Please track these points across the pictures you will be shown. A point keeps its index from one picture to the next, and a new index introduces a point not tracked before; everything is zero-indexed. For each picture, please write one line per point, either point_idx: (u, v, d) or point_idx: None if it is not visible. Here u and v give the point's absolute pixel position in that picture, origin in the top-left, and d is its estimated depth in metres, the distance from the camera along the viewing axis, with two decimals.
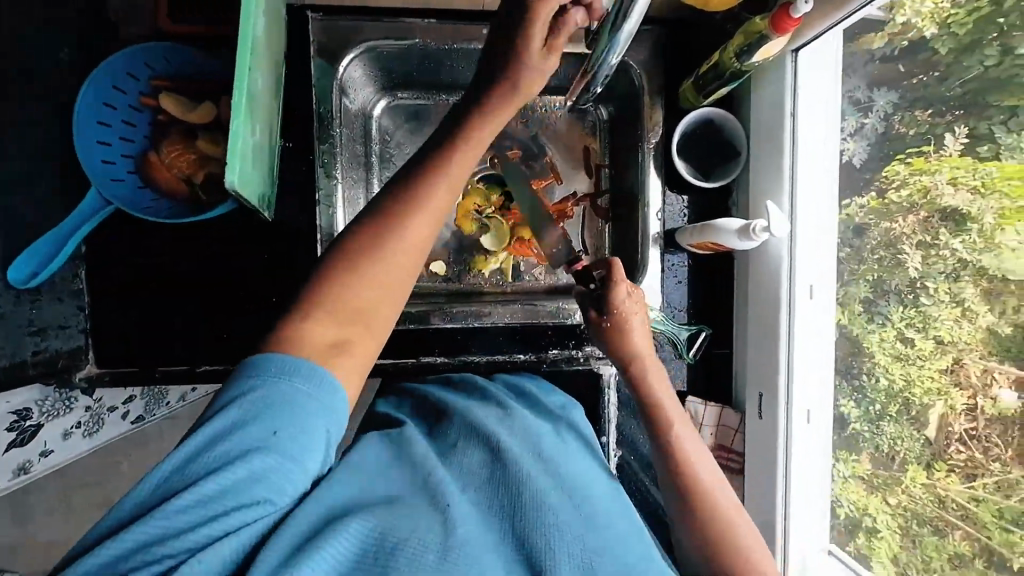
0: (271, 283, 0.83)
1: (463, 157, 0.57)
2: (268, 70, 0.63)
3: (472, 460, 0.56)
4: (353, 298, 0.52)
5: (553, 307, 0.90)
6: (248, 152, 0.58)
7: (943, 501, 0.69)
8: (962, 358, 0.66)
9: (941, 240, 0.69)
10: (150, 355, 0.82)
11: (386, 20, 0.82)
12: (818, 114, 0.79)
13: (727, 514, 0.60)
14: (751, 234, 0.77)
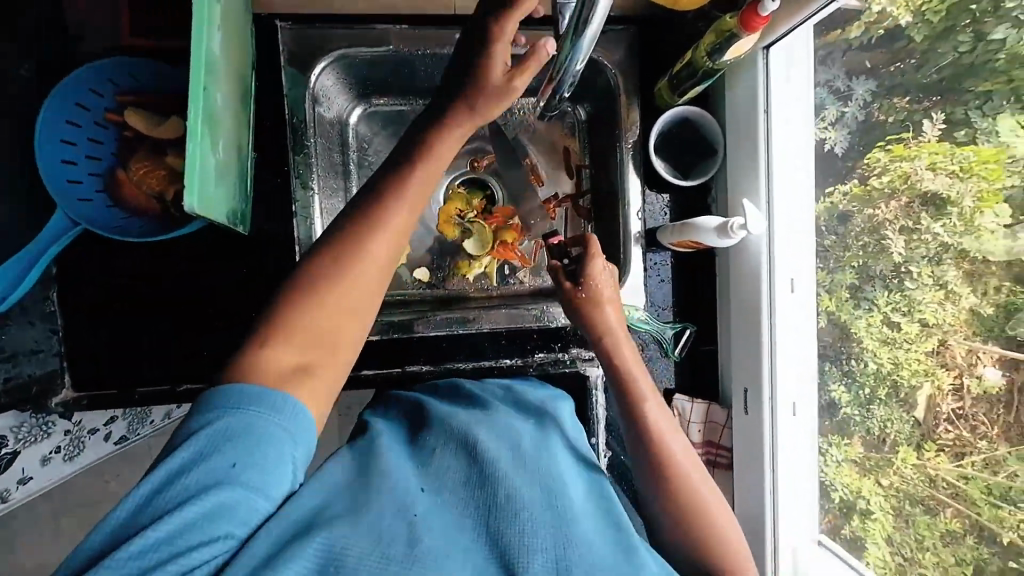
0: (250, 298, 0.82)
1: (426, 171, 0.56)
2: (230, 85, 0.61)
3: (448, 464, 0.56)
4: (317, 323, 0.52)
5: (537, 311, 0.90)
6: (212, 176, 0.56)
7: (934, 480, 0.68)
8: (947, 340, 0.66)
9: (921, 225, 0.68)
10: (127, 376, 0.80)
11: (357, 27, 0.81)
12: (789, 113, 0.80)
13: (707, 507, 0.61)
14: (727, 232, 0.78)
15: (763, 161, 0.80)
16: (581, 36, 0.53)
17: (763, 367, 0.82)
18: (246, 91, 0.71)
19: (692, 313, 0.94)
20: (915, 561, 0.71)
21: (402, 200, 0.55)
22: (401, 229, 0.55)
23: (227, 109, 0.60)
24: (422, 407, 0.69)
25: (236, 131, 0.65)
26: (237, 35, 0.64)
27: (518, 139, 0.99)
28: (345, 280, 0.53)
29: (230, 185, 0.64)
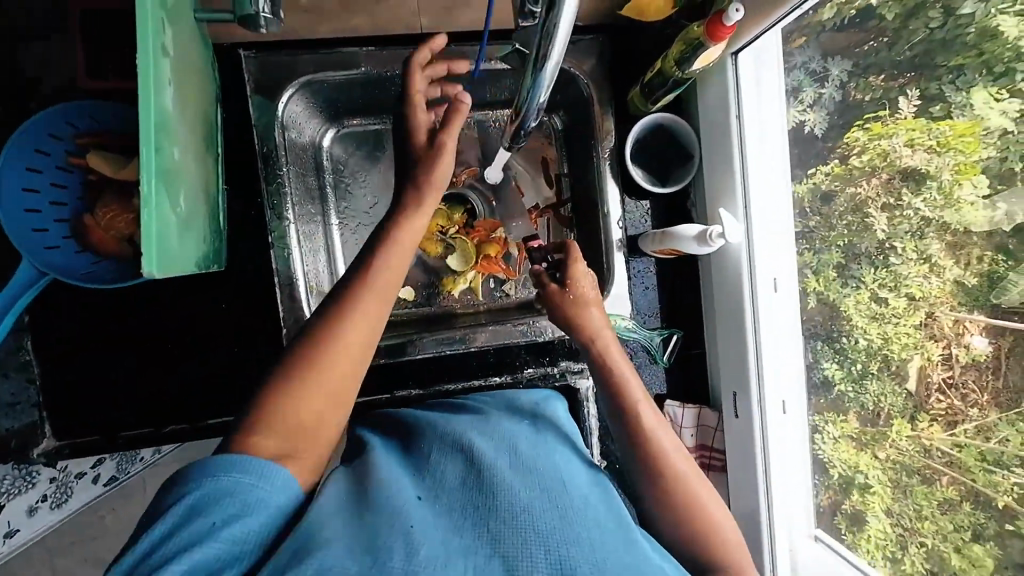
0: (231, 333, 0.81)
1: (397, 250, 0.61)
2: (191, 130, 0.60)
3: (446, 473, 0.55)
4: (300, 410, 0.52)
5: (524, 327, 0.89)
6: (178, 235, 0.55)
7: (929, 450, 0.69)
8: (933, 312, 0.67)
9: (903, 201, 0.69)
10: (108, 421, 0.78)
11: (324, 51, 0.80)
12: (761, 108, 0.80)
13: (703, 503, 0.61)
14: (708, 240, 0.79)
15: (739, 167, 0.80)
16: (544, 63, 0.51)
17: (751, 368, 0.82)
18: (210, 130, 0.70)
19: (680, 313, 0.94)
20: (915, 531, 0.71)
21: (378, 283, 0.59)
22: (380, 309, 0.58)
23: (190, 153, 0.59)
24: (412, 421, 0.68)
25: (201, 167, 0.64)
26: (196, 76, 0.63)
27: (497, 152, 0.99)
28: (325, 364, 0.54)
29: (201, 225, 0.63)
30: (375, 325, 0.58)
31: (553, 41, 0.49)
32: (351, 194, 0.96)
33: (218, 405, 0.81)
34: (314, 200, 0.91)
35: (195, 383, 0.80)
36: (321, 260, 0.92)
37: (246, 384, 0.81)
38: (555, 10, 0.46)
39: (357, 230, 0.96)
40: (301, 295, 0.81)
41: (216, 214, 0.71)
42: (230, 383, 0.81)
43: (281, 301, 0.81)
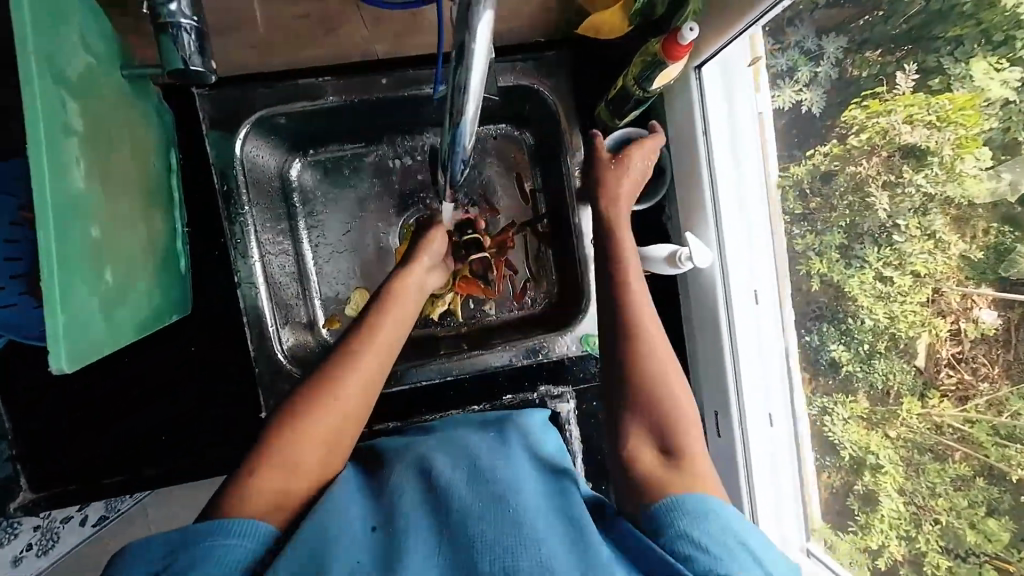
0: (200, 376, 0.80)
1: (395, 313, 0.66)
2: (120, 193, 0.59)
3: (402, 489, 0.54)
4: (292, 463, 0.53)
5: (498, 358, 0.88)
6: (104, 319, 0.54)
7: (940, 427, 0.65)
8: (940, 288, 0.64)
9: (904, 177, 0.66)
10: (81, 471, 0.77)
11: (280, 85, 0.78)
12: (733, 116, 0.79)
13: (686, 428, 0.58)
14: (677, 262, 0.80)
15: (707, 182, 0.80)
16: (460, 119, 0.48)
17: (728, 384, 0.81)
18: (155, 180, 0.69)
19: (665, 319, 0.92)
20: (929, 509, 0.66)
21: (381, 341, 0.63)
22: (382, 367, 0.61)
23: (119, 219, 0.58)
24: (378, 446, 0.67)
25: (140, 222, 0.63)
26: (127, 135, 0.61)
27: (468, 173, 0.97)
28: (318, 421, 0.56)
29: (142, 286, 0.63)
30: (374, 381, 0.60)
31: (467, 96, 0.45)
32: (324, 222, 0.94)
33: (191, 446, 0.80)
34: (282, 231, 0.90)
35: (166, 428, 0.79)
36: (294, 291, 0.90)
37: (217, 423, 0.80)
38: (464, 66, 0.43)
39: (331, 257, 0.94)
40: (270, 333, 0.81)
41: (167, 256, 0.71)
42: (203, 423, 0.80)
43: (251, 340, 0.80)
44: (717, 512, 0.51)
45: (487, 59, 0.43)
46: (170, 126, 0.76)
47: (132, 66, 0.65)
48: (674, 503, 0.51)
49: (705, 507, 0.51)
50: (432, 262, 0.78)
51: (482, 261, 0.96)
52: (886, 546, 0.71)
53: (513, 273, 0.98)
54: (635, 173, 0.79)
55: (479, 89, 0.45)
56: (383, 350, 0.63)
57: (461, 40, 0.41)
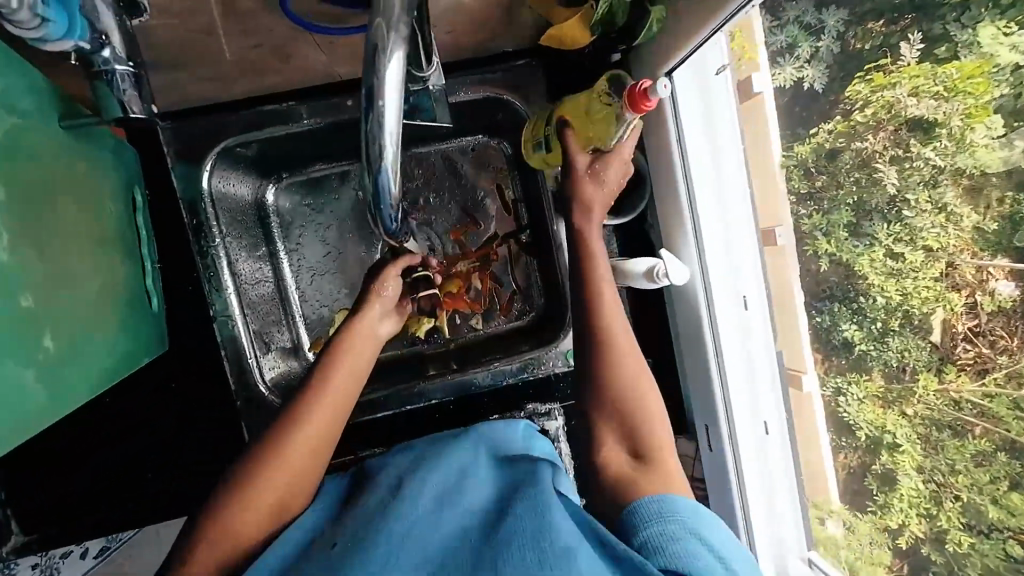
0: (176, 409, 0.83)
1: (346, 364, 0.67)
2: (65, 253, 0.58)
3: (372, 507, 0.60)
4: (244, 526, 0.58)
5: (486, 375, 0.86)
6: (44, 389, 0.53)
7: (959, 403, 0.66)
8: (954, 262, 0.65)
9: (912, 151, 0.67)
10: (61, 509, 0.78)
11: (246, 112, 0.76)
12: (708, 121, 0.77)
13: (649, 418, 0.62)
14: (654, 279, 0.79)
15: (683, 193, 0.78)
16: (380, 164, 0.46)
17: (716, 396, 0.79)
18: (119, 228, 0.69)
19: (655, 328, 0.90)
20: (949, 486, 0.68)
21: (326, 400, 0.64)
22: (330, 425, 0.63)
23: (63, 279, 0.57)
24: (361, 470, 0.71)
25: (95, 277, 0.62)
26: (71, 190, 0.60)
27: (446, 188, 0.96)
28: (267, 483, 0.59)
29: (98, 344, 0.62)
30: (323, 439, 0.63)
31: (382, 139, 0.45)
32: (303, 246, 0.93)
33: (171, 479, 0.81)
34: (261, 258, 0.89)
35: (146, 461, 0.81)
36: (277, 317, 0.89)
37: (197, 451, 0.82)
38: (375, 107, 0.44)
39: (313, 281, 0.93)
40: (249, 365, 0.80)
41: (131, 308, 0.70)
42: (182, 452, 0.82)
43: (230, 373, 0.80)
44: (680, 512, 0.53)
45: (398, 100, 0.44)
46: (132, 162, 0.76)
47: (72, 116, 0.62)
48: (639, 505, 0.55)
49: (665, 504, 0.54)
50: (385, 308, 0.76)
51: (429, 299, 0.89)
52: (907, 525, 0.72)
53: (498, 287, 0.96)
54: (613, 184, 0.73)
55: (394, 127, 0.45)
56: (332, 406, 0.64)
57: (371, 82, 0.43)
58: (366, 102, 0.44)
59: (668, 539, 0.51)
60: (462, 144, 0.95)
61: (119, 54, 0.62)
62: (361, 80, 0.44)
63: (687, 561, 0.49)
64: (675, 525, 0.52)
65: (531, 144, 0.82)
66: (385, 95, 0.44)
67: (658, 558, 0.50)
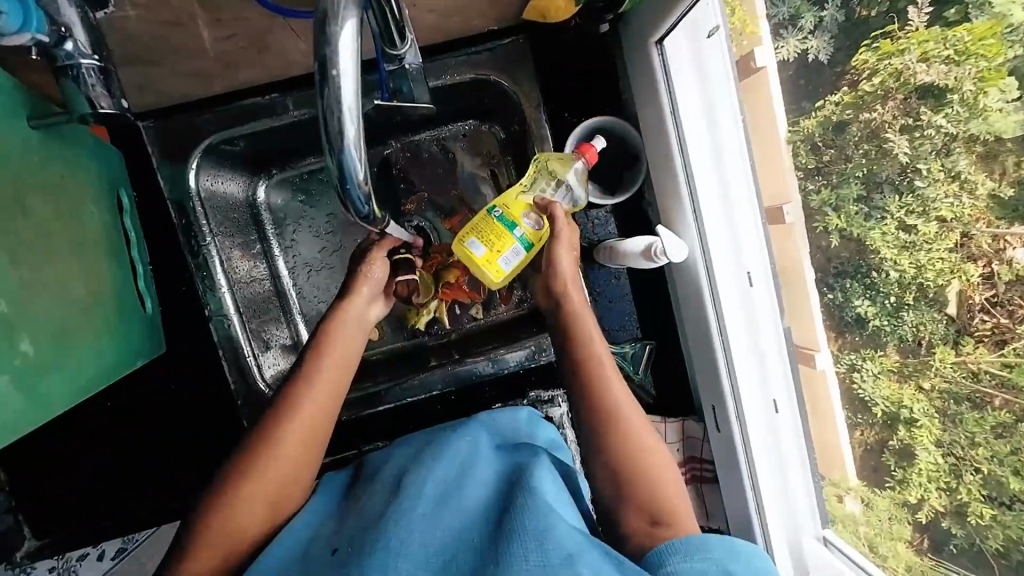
0: (167, 414, 0.87)
1: (339, 351, 0.67)
2: (44, 259, 0.57)
3: (371, 507, 0.58)
4: (241, 522, 0.57)
5: (486, 365, 0.85)
6: (23, 393, 0.53)
7: (977, 374, 0.68)
8: (969, 231, 0.67)
9: (923, 119, 0.67)
10: (62, 510, 0.84)
11: (225, 107, 0.75)
12: (705, 91, 0.73)
13: (660, 478, 0.59)
14: (652, 257, 0.77)
15: (681, 171, 0.76)
16: (343, 142, 0.44)
17: (721, 376, 0.79)
18: (105, 231, 0.69)
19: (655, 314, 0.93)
20: (969, 459, 0.68)
21: (317, 390, 0.63)
22: (323, 415, 0.63)
23: (42, 284, 0.56)
24: (363, 465, 0.70)
25: (78, 281, 0.62)
26: (48, 195, 0.60)
27: (441, 175, 0.94)
28: (267, 475, 0.59)
29: (84, 346, 0.62)
30: (319, 427, 0.63)
31: (341, 116, 0.43)
32: (297, 242, 0.92)
33: (166, 480, 0.86)
34: (256, 256, 0.88)
35: (143, 464, 0.86)
36: (275, 315, 0.89)
37: (190, 454, 0.87)
38: (329, 80, 0.42)
39: (310, 276, 0.93)
40: (247, 363, 0.79)
41: (119, 311, 0.70)
42: (176, 454, 0.86)
43: (228, 371, 0.79)
44: (711, 548, 0.51)
45: (355, 74, 0.43)
46: (119, 164, 0.76)
47: (40, 116, 0.61)
48: (663, 548, 0.53)
49: (691, 543, 0.52)
50: (373, 290, 0.75)
51: (407, 283, 0.83)
52: (926, 500, 0.71)
53: None
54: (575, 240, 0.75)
55: (353, 104, 0.44)
56: (328, 394, 0.64)
57: (325, 54, 0.42)
58: (320, 74, 0.42)
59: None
60: (453, 130, 0.93)
61: (82, 47, 0.61)
62: (314, 54, 0.42)
63: None
64: (702, 562, 0.50)
65: (504, 261, 0.72)
66: (340, 66, 0.42)
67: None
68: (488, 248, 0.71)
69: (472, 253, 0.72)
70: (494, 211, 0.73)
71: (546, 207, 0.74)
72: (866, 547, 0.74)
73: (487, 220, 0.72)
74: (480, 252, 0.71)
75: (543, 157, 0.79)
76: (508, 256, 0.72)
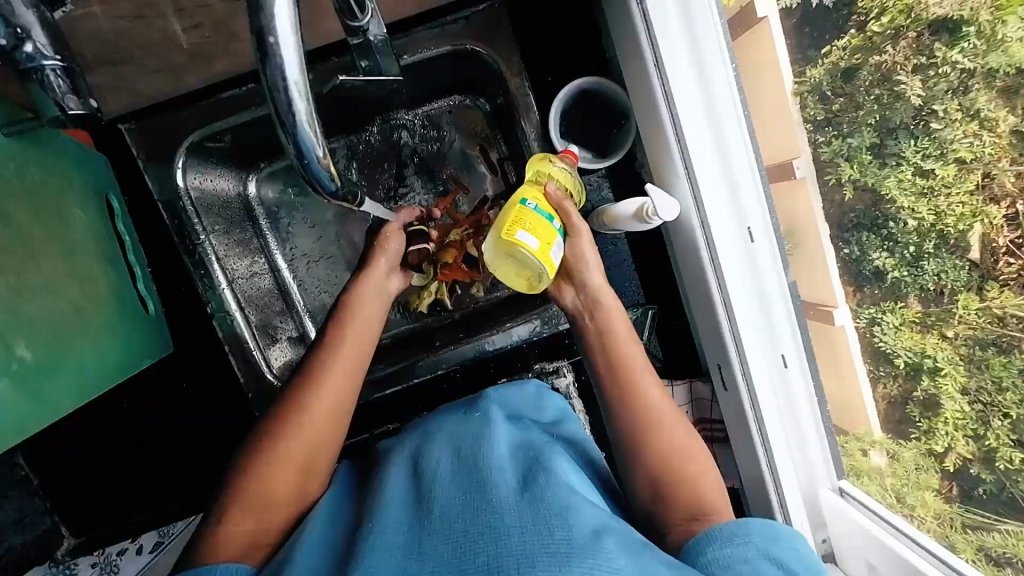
0: (167, 416, 0.91)
1: (356, 332, 0.69)
2: (34, 262, 0.59)
3: (395, 486, 0.59)
4: (269, 505, 0.58)
5: (492, 342, 0.85)
6: (24, 396, 0.56)
7: (1002, 318, 0.64)
8: (991, 172, 0.62)
9: (938, 56, 0.63)
10: (66, 515, 0.88)
11: (204, 102, 0.74)
12: (693, 40, 0.70)
13: (684, 459, 0.60)
14: (646, 218, 0.76)
15: (671, 128, 0.73)
16: (294, 118, 0.43)
17: (726, 338, 0.78)
18: (98, 235, 0.71)
19: (657, 277, 0.93)
20: (997, 403, 0.65)
21: (329, 386, 0.64)
22: (338, 408, 0.64)
23: (31, 288, 0.58)
24: (380, 447, 0.72)
25: (71, 282, 0.63)
26: (38, 203, 0.61)
27: (428, 155, 0.93)
28: (286, 454, 0.60)
29: (82, 347, 0.64)
30: (340, 406, 0.64)
31: (288, 90, 0.42)
32: (294, 235, 0.93)
33: (173, 477, 0.91)
34: (254, 252, 0.88)
35: (150, 465, 0.91)
36: (279, 308, 0.89)
37: (192, 454, 0.91)
38: (267, 48, 0.41)
39: (309, 268, 0.93)
40: (254, 357, 0.80)
41: (124, 311, 0.73)
42: (179, 454, 0.91)
43: (238, 367, 0.80)
44: (751, 532, 0.51)
45: (295, 41, 0.41)
46: (105, 169, 0.77)
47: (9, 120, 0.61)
48: (704, 536, 0.53)
49: (731, 529, 0.52)
50: (390, 263, 0.78)
51: (420, 253, 0.85)
52: (953, 448, 0.68)
53: None
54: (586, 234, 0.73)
55: (298, 77, 0.43)
56: (351, 372, 0.66)
57: (259, 24, 0.40)
58: (258, 45, 0.41)
59: (736, 561, 0.50)
60: (437, 106, 0.90)
61: (43, 49, 0.56)
62: (249, 24, 0.41)
63: None
64: (743, 546, 0.51)
65: (554, 253, 0.69)
66: (278, 32, 0.40)
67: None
68: (541, 241, 0.68)
69: (526, 246, 0.67)
70: (528, 203, 0.69)
71: (560, 204, 0.71)
72: (891, 497, 0.72)
73: (528, 212, 0.68)
74: (534, 244, 0.67)
75: (537, 161, 0.77)
76: (556, 247, 0.70)
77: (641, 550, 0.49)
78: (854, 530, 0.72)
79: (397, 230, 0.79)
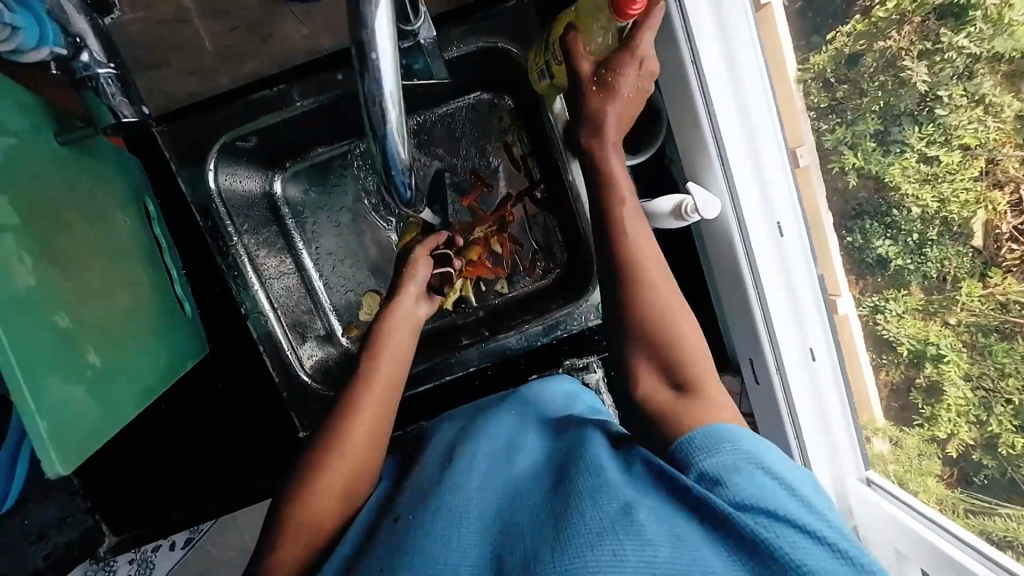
0: (204, 416, 0.92)
1: (393, 353, 0.69)
2: (78, 266, 0.60)
3: (429, 478, 0.60)
4: (319, 511, 0.59)
5: (519, 340, 0.85)
6: (100, 405, 0.58)
7: (1005, 304, 0.66)
8: (994, 157, 0.65)
9: (943, 41, 0.65)
10: (111, 516, 0.90)
11: (240, 108, 0.74)
12: (726, 36, 0.70)
13: (688, 357, 0.58)
14: (684, 215, 0.76)
15: (705, 117, 0.72)
16: (386, 129, 0.44)
17: (759, 329, 0.77)
18: (140, 242, 0.71)
19: (687, 270, 0.91)
20: (999, 391, 0.68)
21: (365, 416, 0.64)
22: (375, 433, 0.64)
23: (86, 293, 0.59)
24: (417, 444, 0.72)
25: (118, 285, 0.65)
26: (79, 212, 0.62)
27: (455, 163, 0.93)
28: (333, 475, 0.61)
29: (137, 351, 0.65)
30: (380, 426, 0.65)
31: (383, 102, 0.42)
32: (320, 235, 0.93)
33: (210, 478, 0.92)
34: (282, 252, 0.89)
35: (188, 466, 0.92)
36: (307, 308, 0.90)
37: (228, 454, 0.92)
38: (370, 64, 0.41)
39: (335, 267, 0.94)
40: (288, 358, 0.81)
41: (167, 314, 0.73)
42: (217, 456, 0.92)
43: (273, 367, 0.81)
44: (734, 437, 0.50)
45: (393, 55, 0.42)
46: (137, 171, 0.76)
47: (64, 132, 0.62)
48: (688, 440, 0.52)
49: (713, 435, 0.51)
50: (419, 289, 0.77)
51: (444, 277, 0.82)
52: (955, 434, 0.71)
53: (518, 248, 0.94)
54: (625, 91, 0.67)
55: (395, 88, 0.43)
56: (388, 391, 0.66)
57: (361, 39, 0.40)
58: (358, 59, 0.41)
59: (725, 470, 0.48)
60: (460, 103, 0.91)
61: (97, 57, 0.59)
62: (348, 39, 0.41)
63: (756, 490, 0.46)
64: (729, 454, 0.49)
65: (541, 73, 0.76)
66: (378, 48, 0.41)
67: (720, 492, 0.47)
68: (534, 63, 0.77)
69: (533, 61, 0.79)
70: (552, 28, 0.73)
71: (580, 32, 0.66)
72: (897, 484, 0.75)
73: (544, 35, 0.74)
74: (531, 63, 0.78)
75: None
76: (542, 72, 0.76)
77: (675, 518, 0.47)
78: (886, 521, 0.72)
79: (422, 259, 0.79)
